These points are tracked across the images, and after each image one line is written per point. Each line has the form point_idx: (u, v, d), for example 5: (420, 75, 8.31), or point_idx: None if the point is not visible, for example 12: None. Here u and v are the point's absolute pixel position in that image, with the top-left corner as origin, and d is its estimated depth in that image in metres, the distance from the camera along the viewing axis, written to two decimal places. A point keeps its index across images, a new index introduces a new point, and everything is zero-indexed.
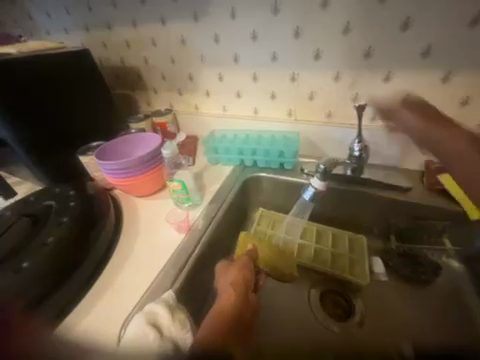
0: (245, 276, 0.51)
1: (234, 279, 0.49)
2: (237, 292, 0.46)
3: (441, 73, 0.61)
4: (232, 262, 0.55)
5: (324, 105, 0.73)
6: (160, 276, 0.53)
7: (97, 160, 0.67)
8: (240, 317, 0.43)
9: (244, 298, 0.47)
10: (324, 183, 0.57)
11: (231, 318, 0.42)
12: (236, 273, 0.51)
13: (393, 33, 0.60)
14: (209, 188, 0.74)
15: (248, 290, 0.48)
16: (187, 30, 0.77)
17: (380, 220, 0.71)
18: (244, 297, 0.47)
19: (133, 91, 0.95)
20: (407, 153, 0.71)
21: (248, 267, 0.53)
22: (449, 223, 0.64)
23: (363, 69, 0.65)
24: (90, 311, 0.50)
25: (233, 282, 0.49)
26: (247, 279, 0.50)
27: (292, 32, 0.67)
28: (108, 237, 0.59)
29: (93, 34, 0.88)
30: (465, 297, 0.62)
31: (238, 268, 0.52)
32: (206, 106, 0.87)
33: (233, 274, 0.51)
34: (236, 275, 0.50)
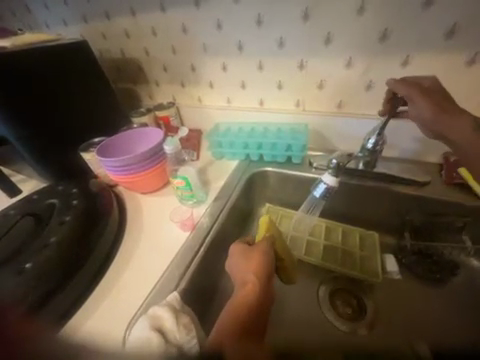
0: (267, 264, 0.49)
1: (256, 266, 0.48)
2: (256, 284, 0.45)
3: (465, 55, 0.55)
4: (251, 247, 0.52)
5: (334, 94, 0.68)
6: (165, 275, 0.52)
7: (99, 157, 0.65)
8: (260, 309, 0.42)
9: (265, 289, 0.45)
10: (336, 179, 0.54)
11: (249, 309, 0.41)
12: (258, 260, 0.49)
13: (413, 12, 0.54)
14: (214, 184, 0.72)
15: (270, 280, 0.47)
16: (188, 18, 0.72)
17: (393, 216, 0.67)
18: (264, 289, 0.45)
19: (135, 84, 0.93)
20: (424, 145, 0.66)
21: (269, 253, 0.51)
22: (470, 220, 0.60)
23: (377, 53, 0.60)
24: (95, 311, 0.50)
25: (255, 271, 0.47)
26: (268, 268, 0.48)
27: (300, 15, 0.62)
28: (112, 235, 0.58)
29: (92, 25, 0.85)
30: None
31: (260, 256, 0.49)
32: (210, 98, 0.84)
33: (254, 260, 0.49)
34: (257, 262, 0.48)
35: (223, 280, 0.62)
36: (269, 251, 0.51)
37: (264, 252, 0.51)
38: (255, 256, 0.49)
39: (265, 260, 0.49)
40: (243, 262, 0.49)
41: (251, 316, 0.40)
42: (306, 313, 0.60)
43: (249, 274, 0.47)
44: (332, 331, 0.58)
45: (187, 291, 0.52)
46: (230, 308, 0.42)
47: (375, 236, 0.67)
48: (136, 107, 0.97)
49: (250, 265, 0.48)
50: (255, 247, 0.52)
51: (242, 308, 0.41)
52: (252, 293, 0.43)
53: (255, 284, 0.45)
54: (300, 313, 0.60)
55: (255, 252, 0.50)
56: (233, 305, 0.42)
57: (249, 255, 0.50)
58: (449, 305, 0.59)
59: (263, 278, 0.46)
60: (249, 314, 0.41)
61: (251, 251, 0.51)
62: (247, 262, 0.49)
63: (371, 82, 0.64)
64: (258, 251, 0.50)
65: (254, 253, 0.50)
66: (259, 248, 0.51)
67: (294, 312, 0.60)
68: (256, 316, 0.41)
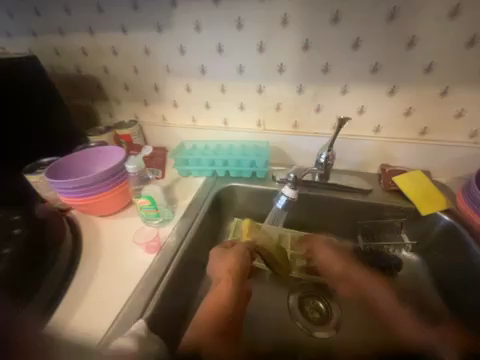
0: (240, 264, 0.57)
1: (230, 269, 0.56)
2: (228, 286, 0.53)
3: (388, 87, 0.67)
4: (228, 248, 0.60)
5: (290, 116, 0.77)
6: (129, 304, 0.49)
7: (48, 179, 0.59)
8: (231, 307, 0.52)
9: (236, 291, 0.54)
10: (295, 191, 0.59)
11: (221, 311, 0.50)
12: (231, 262, 0.57)
13: (346, 51, 0.65)
14: (181, 201, 0.71)
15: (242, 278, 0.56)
16: (151, 40, 0.74)
17: (347, 222, 0.75)
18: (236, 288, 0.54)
19: (93, 102, 0.89)
20: (365, 159, 0.77)
21: (242, 255, 0.58)
22: (406, 220, 0.71)
23: (322, 83, 0.70)
24: None
25: (228, 271, 0.56)
26: (242, 268, 0.56)
27: (257, 47, 0.69)
28: (64, 266, 0.53)
29: (43, 40, 0.81)
30: (423, 287, 0.68)
31: (234, 258, 0.57)
32: (175, 117, 0.85)
33: (230, 263, 0.57)
34: (230, 264, 0.56)
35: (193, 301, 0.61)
36: (244, 254, 0.59)
37: (239, 255, 0.58)
38: (230, 257, 0.58)
39: (238, 263, 0.57)
40: (221, 262, 0.58)
41: (222, 317, 0.50)
42: (280, 324, 0.63)
43: (224, 276, 0.55)
44: (304, 337, 0.61)
45: (154, 317, 0.48)
46: (204, 309, 0.51)
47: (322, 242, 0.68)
48: (95, 125, 0.93)
49: (225, 267, 0.56)
50: (231, 249, 0.59)
51: (216, 306, 0.51)
52: (224, 297, 0.52)
53: (226, 287, 0.53)
54: (276, 323, 0.63)
55: (230, 254, 0.58)
56: (207, 307, 0.51)
57: (225, 255, 0.58)
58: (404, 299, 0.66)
59: (235, 282, 0.54)
60: (222, 315, 0.50)
61: (228, 254, 0.58)
62: (223, 264, 0.57)
63: (320, 105, 0.73)
64: (234, 254, 0.58)
65: (229, 255, 0.58)
66: (234, 252, 0.58)
67: (268, 326, 0.62)
68: (226, 317, 0.50)
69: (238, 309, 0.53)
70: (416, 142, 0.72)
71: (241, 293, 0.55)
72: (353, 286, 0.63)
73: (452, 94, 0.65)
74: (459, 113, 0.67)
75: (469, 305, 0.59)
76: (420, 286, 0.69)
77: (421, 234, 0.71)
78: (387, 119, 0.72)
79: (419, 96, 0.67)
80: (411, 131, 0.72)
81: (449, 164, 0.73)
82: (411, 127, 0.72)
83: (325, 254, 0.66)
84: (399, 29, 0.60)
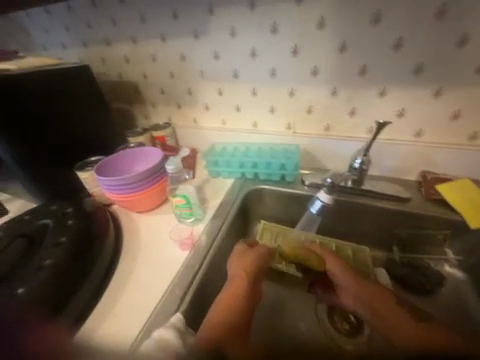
0: (259, 265, 0.57)
1: (247, 268, 0.56)
2: (243, 284, 0.53)
3: (433, 88, 0.63)
4: (249, 247, 0.60)
5: (322, 119, 0.75)
6: (166, 296, 0.52)
7: (98, 176, 0.65)
8: (245, 305, 0.51)
9: (251, 288, 0.54)
10: (330, 197, 0.57)
11: (233, 311, 0.50)
12: (251, 262, 0.57)
13: (385, 52, 0.62)
14: (211, 202, 0.73)
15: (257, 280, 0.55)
16: (187, 47, 0.78)
17: (382, 231, 0.71)
18: (252, 288, 0.54)
19: (132, 105, 0.96)
20: (403, 165, 0.73)
21: (262, 257, 0.59)
22: (450, 233, 0.65)
23: (358, 84, 0.68)
24: (96, 334, 0.49)
25: (245, 270, 0.55)
26: (259, 269, 0.57)
27: (290, 50, 0.69)
28: (107, 258, 0.58)
29: (92, 50, 0.89)
30: (469, 308, 0.62)
31: (254, 258, 0.57)
32: (205, 121, 0.88)
33: (248, 262, 0.57)
34: (250, 263, 0.57)
35: None
36: (265, 256, 0.60)
37: (260, 256, 0.59)
38: (250, 256, 0.58)
39: (256, 265, 0.57)
40: (237, 261, 0.57)
41: (236, 314, 0.49)
42: (308, 332, 0.62)
43: (240, 273, 0.55)
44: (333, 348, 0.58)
45: (188, 313, 0.50)
46: (218, 305, 0.50)
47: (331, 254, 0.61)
48: (133, 127, 1.00)
49: (242, 267, 0.56)
50: (252, 249, 0.60)
51: (229, 308, 0.50)
52: (239, 294, 0.52)
53: (242, 284, 0.53)
54: (304, 330, 0.62)
55: (250, 254, 0.58)
56: (221, 305, 0.50)
57: (245, 254, 0.59)
58: (447, 317, 0.61)
59: (251, 281, 0.54)
60: (234, 317, 0.49)
61: (247, 254, 0.58)
62: (240, 262, 0.57)
63: (354, 108, 0.71)
64: (253, 255, 0.58)
65: (250, 254, 0.58)
66: (254, 252, 0.59)
67: (295, 330, 0.62)
68: (240, 316, 0.50)
69: (250, 309, 0.52)
70: (464, 148, 0.66)
71: (255, 294, 0.54)
72: (353, 295, 0.57)
73: None
74: None
75: None
76: (465, 306, 0.62)
77: (469, 249, 0.64)
78: (430, 122, 0.67)
79: (469, 98, 0.62)
80: (459, 135, 0.66)
81: None
82: (459, 131, 0.66)
83: (335, 268, 0.59)
84: (449, 26, 0.56)
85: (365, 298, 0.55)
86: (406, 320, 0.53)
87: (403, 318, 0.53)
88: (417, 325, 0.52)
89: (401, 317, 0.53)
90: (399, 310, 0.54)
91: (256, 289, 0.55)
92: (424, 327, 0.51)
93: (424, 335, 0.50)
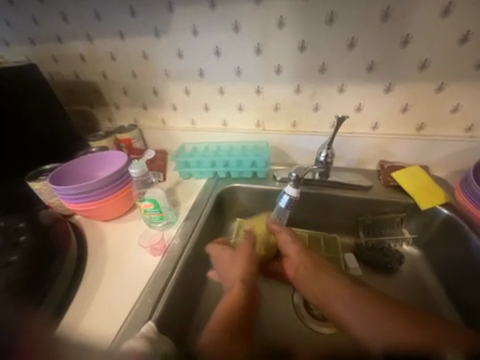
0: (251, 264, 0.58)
1: (241, 275, 0.56)
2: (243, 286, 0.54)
3: (384, 85, 0.68)
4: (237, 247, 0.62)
5: (288, 115, 0.78)
6: (136, 308, 0.49)
7: (53, 185, 0.60)
8: (244, 310, 0.50)
9: (252, 293, 0.54)
10: (297, 190, 0.60)
11: (234, 310, 0.49)
12: (244, 261, 0.58)
13: (341, 51, 0.66)
14: (183, 204, 0.72)
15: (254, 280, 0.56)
16: (149, 45, 0.75)
17: (349, 219, 0.76)
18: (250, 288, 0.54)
19: (92, 107, 0.90)
20: (363, 157, 0.78)
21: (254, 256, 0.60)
22: (405, 214, 0.72)
23: (319, 82, 0.71)
24: None
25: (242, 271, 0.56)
26: (252, 268, 0.57)
27: (254, 49, 0.70)
28: (68, 277, 0.53)
29: (41, 48, 0.81)
30: (424, 280, 0.69)
31: (245, 258, 0.58)
32: (174, 121, 0.86)
33: (240, 270, 0.57)
34: (244, 264, 0.57)
35: (201, 302, 0.64)
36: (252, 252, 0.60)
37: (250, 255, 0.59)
38: (241, 256, 0.59)
39: (248, 265, 0.57)
40: (231, 269, 0.58)
41: (238, 314, 0.49)
42: (286, 323, 0.64)
43: (237, 279, 0.55)
44: (306, 335, 0.62)
45: (160, 323, 0.48)
46: (220, 310, 0.50)
47: (288, 234, 0.63)
48: (95, 130, 0.94)
49: (239, 269, 0.57)
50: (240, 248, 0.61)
51: (231, 308, 0.50)
52: (240, 295, 0.52)
53: (242, 289, 0.53)
54: (280, 320, 0.64)
55: (241, 254, 0.59)
56: (219, 316, 0.49)
57: (236, 256, 0.59)
58: (407, 291, 0.68)
59: (250, 283, 0.55)
60: (236, 315, 0.49)
61: (238, 256, 0.59)
62: (235, 268, 0.58)
63: (318, 104, 0.74)
64: (243, 256, 0.59)
65: (240, 254, 0.59)
66: (244, 249, 0.60)
67: (271, 319, 0.65)
68: (243, 313, 0.50)
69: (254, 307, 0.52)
70: (413, 137, 0.73)
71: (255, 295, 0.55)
72: (302, 268, 0.59)
73: (448, 90, 0.66)
74: (455, 108, 0.68)
75: (468, 297, 0.61)
76: (422, 279, 0.70)
77: (422, 228, 0.72)
78: (384, 115, 0.72)
79: (416, 92, 0.68)
80: (408, 127, 0.73)
81: (448, 157, 0.74)
82: (408, 123, 0.72)
83: (290, 244, 0.62)
84: (393, 27, 0.61)
85: (335, 289, 0.53)
86: (381, 314, 0.48)
87: (378, 312, 0.48)
88: (388, 317, 0.48)
89: (376, 310, 0.48)
90: (353, 289, 0.52)
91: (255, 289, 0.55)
92: (374, 309, 0.49)
93: (391, 327, 0.47)
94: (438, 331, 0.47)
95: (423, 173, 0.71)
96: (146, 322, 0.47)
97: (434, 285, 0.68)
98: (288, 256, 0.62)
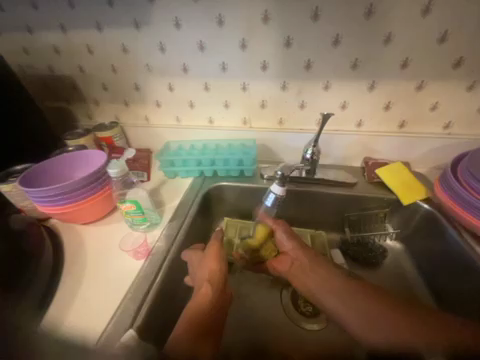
0: (220, 268, 0.55)
1: (210, 276, 0.53)
2: (211, 291, 0.51)
3: (367, 83, 0.69)
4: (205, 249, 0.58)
5: (275, 112, 0.77)
6: (117, 315, 0.47)
7: (22, 188, 0.55)
8: (210, 313, 0.49)
9: (218, 295, 0.51)
10: (284, 189, 0.59)
11: (202, 315, 0.48)
12: (212, 264, 0.55)
13: (326, 48, 0.66)
14: (168, 205, 0.70)
15: (224, 283, 0.53)
16: (129, 38, 0.71)
17: (335, 215, 0.77)
18: (219, 293, 0.52)
19: (69, 104, 0.85)
20: (348, 154, 0.79)
21: (222, 257, 0.56)
22: (389, 210, 0.74)
23: (305, 79, 0.71)
24: None
25: (209, 276, 0.53)
26: (221, 272, 0.54)
27: (239, 44, 0.68)
28: (45, 282, 0.51)
29: (9, 38, 0.75)
30: (407, 273, 0.72)
31: (213, 261, 0.55)
32: (158, 118, 0.83)
33: (209, 271, 0.54)
34: (212, 266, 0.55)
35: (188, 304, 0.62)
36: (222, 253, 0.57)
37: (219, 258, 0.56)
38: (209, 259, 0.55)
39: (217, 270, 0.54)
40: (199, 271, 0.55)
41: (205, 319, 0.48)
42: (275, 322, 0.63)
43: (205, 281, 0.52)
44: (295, 333, 0.62)
45: (142, 330, 0.46)
46: (188, 313, 0.48)
47: (283, 232, 0.63)
48: (73, 128, 0.89)
49: (207, 273, 0.54)
50: (208, 250, 0.57)
51: (201, 312, 0.48)
52: (206, 300, 0.50)
53: (210, 291, 0.51)
54: (269, 319, 0.64)
55: (210, 257, 0.56)
56: (187, 318, 0.47)
57: (204, 260, 0.56)
58: (390, 284, 0.70)
59: (219, 287, 0.52)
60: (203, 320, 0.47)
61: (206, 259, 0.56)
62: (203, 269, 0.55)
63: (304, 102, 0.74)
64: (212, 259, 0.55)
65: (209, 257, 0.56)
66: (213, 251, 0.57)
67: (260, 320, 0.64)
68: (208, 319, 0.48)
69: (221, 311, 0.51)
70: (396, 135, 0.75)
71: (224, 298, 0.53)
72: (300, 264, 0.59)
73: (427, 88, 0.68)
74: (434, 106, 0.70)
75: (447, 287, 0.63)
76: (404, 272, 0.72)
77: (404, 223, 0.74)
78: (368, 113, 0.74)
79: (398, 90, 0.69)
80: (390, 124, 0.75)
81: (428, 154, 0.76)
82: (390, 120, 0.74)
83: (285, 242, 0.62)
84: (376, 24, 0.62)
85: (333, 284, 0.54)
86: (379, 308, 0.49)
87: (376, 306, 0.49)
88: (384, 310, 0.48)
89: (374, 305, 0.49)
90: (351, 284, 0.53)
91: (224, 294, 0.53)
92: (372, 304, 0.49)
93: (390, 324, 0.47)
94: (433, 322, 0.47)
95: (405, 169, 0.73)
96: (126, 331, 0.44)
97: (415, 277, 0.71)
98: (285, 253, 0.62)
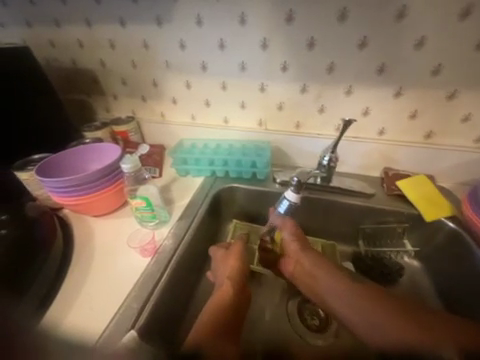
0: (241, 268, 0.58)
1: (230, 273, 0.57)
2: (231, 290, 0.54)
3: (394, 89, 0.65)
4: (227, 249, 0.62)
5: (292, 115, 0.74)
6: (119, 314, 0.46)
7: (39, 177, 0.57)
8: (227, 310, 0.51)
9: (237, 293, 0.55)
10: (298, 195, 0.57)
11: (223, 313, 0.51)
12: (233, 264, 0.58)
13: (351, 51, 0.63)
14: (178, 203, 0.70)
15: (245, 283, 0.57)
16: (150, 34, 0.71)
17: (349, 226, 0.74)
18: (240, 293, 0.55)
19: (89, 97, 0.87)
20: (368, 163, 0.75)
21: (243, 257, 0.60)
22: (408, 226, 0.69)
23: (327, 82, 0.68)
24: None
25: (229, 275, 0.57)
26: (242, 271, 0.58)
27: (260, 44, 0.67)
28: (53, 271, 0.52)
29: (37, 31, 0.77)
30: (425, 294, 0.66)
31: (234, 261, 0.59)
32: (173, 115, 0.83)
33: (230, 268, 0.58)
34: (233, 265, 0.58)
35: (190, 305, 0.61)
36: (243, 254, 0.61)
37: (239, 258, 0.60)
38: (231, 259, 0.59)
39: (237, 270, 0.57)
40: (222, 267, 0.59)
41: (224, 316, 0.50)
42: (279, 334, 0.61)
43: (225, 278, 0.56)
44: (300, 347, 0.58)
45: (144, 331, 0.45)
46: (206, 312, 0.51)
47: (288, 233, 0.60)
48: (91, 120, 0.91)
49: (227, 273, 0.57)
50: (230, 249, 0.62)
51: (218, 311, 0.50)
52: (227, 296, 0.53)
53: (229, 288, 0.54)
54: (273, 331, 0.61)
55: (231, 257, 0.60)
56: (205, 318, 0.49)
57: (226, 259, 0.60)
58: None
59: (239, 287, 0.56)
60: (223, 317, 0.50)
61: (229, 257, 0.60)
62: (225, 266, 0.59)
63: (323, 106, 0.71)
64: (233, 259, 0.59)
65: (231, 257, 0.60)
66: (234, 251, 0.61)
67: (264, 332, 0.61)
68: (229, 315, 0.51)
69: (241, 310, 0.54)
70: (421, 145, 0.70)
71: (243, 299, 0.55)
72: (302, 267, 0.57)
73: (460, 98, 0.63)
74: (466, 118, 0.65)
75: (470, 314, 0.58)
76: (422, 293, 0.67)
77: (425, 240, 0.69)
78: (391, 121, 0.70)
79: (426, 98, 0.65)
80: (416, 133, 0.70)
81: (455, 168, 0.71)
82: (415, 130, 0.70)
83: (290, 243, 0.59)
84: (408, 27, 0.58)
85: (336, 289, 0.52)
86: (385, 315, 0.46)
87: (382, 312, 0.46)
88: (398, 319, 0.46)
89: (379, 311, 0.47)
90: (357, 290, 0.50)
91: (244, 295, 0.56)
92: (383, 313, 0.46)
93: (402, 331, 0.45)
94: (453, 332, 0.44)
95: (428, 183, 0.69)
96: (128, 331, 0.44)
97: (433, 300, 0.65)
98: (289, 256, 0.60)
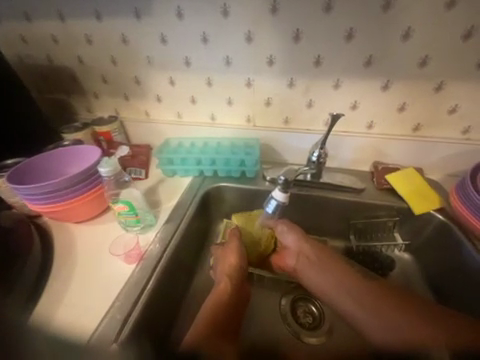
0: (240, 265, 0.57)
1: (229, 271, 0.56)
2: (229, 289, 0.53)
3: (382, 81, 0.64)
4: (225, 246, 0.60)
5: (280, 111, 0.73)
6: (103, 324, 0.45)
7: (12, 185, 0.53)
8: (226, 308, 0.51)
9: (235, 291, 0.54)
10: (286, 195, 0.56)
11: (222, 311, 0.50)
12: (232, 261, 0.57)
13: (338, 43, 0.61)
14: (165, 205, 0.67)
15: (244, 280, 0.56)
16: (129, 28, 0.67)
17: (340, 222, 0.73)
18: (238, 291, 0.54)
19: (68, 96, 0.83)
20: (358, 157, 0.75)
21: (241, 252, 0.58)
22: (398, 219, 0.69)
23: (315, 76, 0.66)
24: None
25: (228, 272, 0.55)
26: (241, 268, 0.56)
27: (244, 37, 0.64)
28: (31, 282, 0.49)
29: (7, 26, 0.72)
30: (415, 286, 0.67)
31: (233, 257, 0.57)
32: (158, 113, 0.80)
33: (229, 265, 0.56)
34: (232, 262, 0.57)
35: (180, 310, 0.60)
36: (241, 250, 0.59)
37: (237, 255, 0.58)
38: (230, 256, 0.58)
39: (235, 267, 0.56)
40: (221, 265, 0.58)
41: (223, 314, 0.50)
42: (272, 332, 0.60)
43: (224, 276, 0.55)
44: (294, 344, 0.58)
45: (132, 339, 0.44)
46: (205, 309, 0.50)
47: (285, 226, 0.62)
48: (71, 121, 0.87)
49: (225, 271, 0.56)
50: (228, 245, 0.60)
51: (217, 310, 0.50)
52: (226, 295, 0.52)
53: (228, 286, 0.53)
54: (267, 330, 0.60)
55: (229, 253, 0.58)
56: (204, 316, 0.49)
57: (226, 255, 0.59)
58: None
59: (238, 285, 0.54)
60: (222, 316, 0.50)
61: (227, 254, 0.59)
62: (224, 263, 0.58)
63: (311, 101, 0.70)
64: (232, 256, 0.58)
65: (229, 253, 0.58)
66: (231, 247, 0.59)
67: (257, 330, 0.60)
68: (228, 312, 0.51)
69: (240, 307, 0.54)
70: (409, 138, 0.70)
71: (241, 296, 0.55)
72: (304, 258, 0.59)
73: (447, 90, 0.63)
74: (453, 109, 0.65)
75: (459, 304, 0.59)
76: (413, 285, 0.67)
77: (414, 233, 0.69)
78: (380, 114, 0.69)
79: (414, 90, 0.64)
80: (404, 126, 0.70)
81: (443, 161, 0.71)
82: (404, 123, 0.69)
83: (286, 235, 0.62)
84: (395, 17, 0.57)
85: (335, 281, 0.53)
86: (385, 310, 0.48)
87: (383, 308, 0.48)
88: (397, 314, 0.47)
89: (381, 308, 0.48)
90: (359, 285, 0.52)
91: (242, 292, 0.55)
92: (385, 308, 0.48)
93: (402, 326, 0.46)
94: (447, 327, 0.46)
95: (417, 176, 0.69)
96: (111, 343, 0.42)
97: (424, 291, 0.66)
98: (287, 248, 0.62)
